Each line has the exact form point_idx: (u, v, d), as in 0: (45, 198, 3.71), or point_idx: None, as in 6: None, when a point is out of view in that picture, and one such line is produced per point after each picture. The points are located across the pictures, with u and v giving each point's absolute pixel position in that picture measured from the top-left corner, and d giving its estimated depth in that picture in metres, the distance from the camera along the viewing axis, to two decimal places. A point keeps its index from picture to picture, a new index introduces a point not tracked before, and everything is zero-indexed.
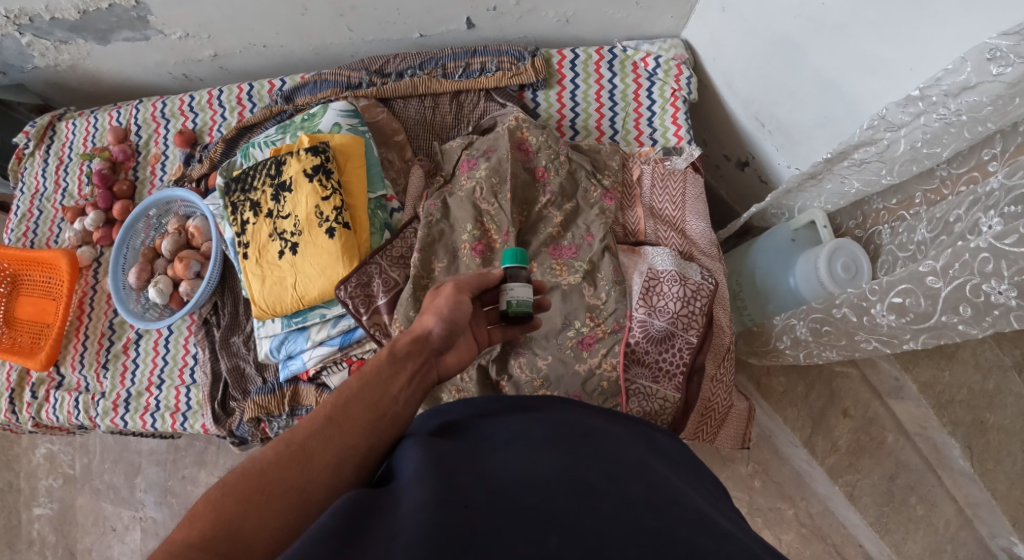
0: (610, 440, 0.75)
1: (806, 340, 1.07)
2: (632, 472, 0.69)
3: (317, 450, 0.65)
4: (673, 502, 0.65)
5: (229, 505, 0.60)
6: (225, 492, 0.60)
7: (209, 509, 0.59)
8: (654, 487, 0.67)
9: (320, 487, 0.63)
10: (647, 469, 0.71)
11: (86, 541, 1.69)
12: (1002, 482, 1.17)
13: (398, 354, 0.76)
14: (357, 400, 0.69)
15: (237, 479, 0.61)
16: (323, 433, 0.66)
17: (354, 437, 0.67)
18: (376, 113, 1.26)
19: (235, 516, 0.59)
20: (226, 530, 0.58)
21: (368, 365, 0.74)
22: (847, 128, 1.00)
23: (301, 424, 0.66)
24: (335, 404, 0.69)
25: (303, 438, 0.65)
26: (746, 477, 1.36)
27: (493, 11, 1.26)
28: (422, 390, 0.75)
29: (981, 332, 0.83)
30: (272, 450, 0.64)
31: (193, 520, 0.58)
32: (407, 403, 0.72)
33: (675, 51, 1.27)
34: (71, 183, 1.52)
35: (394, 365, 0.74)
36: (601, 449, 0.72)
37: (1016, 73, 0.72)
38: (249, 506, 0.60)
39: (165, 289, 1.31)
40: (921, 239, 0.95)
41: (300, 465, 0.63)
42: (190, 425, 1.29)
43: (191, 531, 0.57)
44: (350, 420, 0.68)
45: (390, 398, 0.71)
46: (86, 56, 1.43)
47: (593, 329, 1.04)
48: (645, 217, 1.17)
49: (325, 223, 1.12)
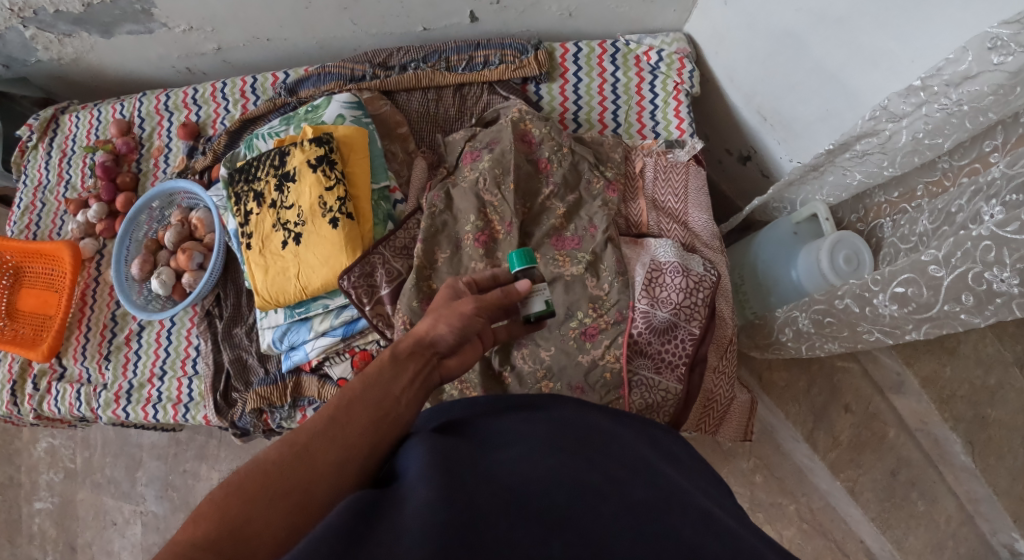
0: (614, 442, 0.75)
1: (808, 332, 1.07)
2: (636, 474, 0.69)
3: (319, 451, 0.64)
4: (676, 502, 0.65)
5: (232, 505, 0.59)
6: (229, 492, 0.60)
7: (213, 509, 0.59)
8: (658, 487, 0.67)
9: (323, 488, 0.63)
10: (652, 469, 0.71)
11: (86, 535, 1.69)
12: (1004, 478, 1.16)
13: (400, 355, 0.75)
14: (359, 401, 0.69)
15: (241, 480, 0.61)
16: (327, 433, 0.66)
17: (356, 437, 0.67)
18: (379, 106, 1.28)
19: (239, 516, 0.59)
20: (231, 530, 0.58)
21: (370, 365, 0.73)
22: (848, 119, 1.01)
23: (305, 424, 0.66)
24: (338, 404, 0.69)
25: (307, 438, 0.65)
26: (748, 472, 1.36)
27: (496, 4, 1.26)
28: (423, 391, 0.74)
29: (984, 321, 0.83)
30: (277, 450, 0.64)
31: (198, 519, 0.58)
32: (409, 404, 0.72)
33: (677, 45, 1.28)
34: (74, 175, 1.52)
35: (396, 366, 0.73)
36: (606, 451, 0.72)
37: (1017, 62, 0.72)
38: (253, 507, 0.60)
39: (168, 281, 1.32)
40: (923, 231, 0.96)
41: (303, 466, 0.63)
42: (191, 417, 1.29)
43: (196, 531, 0.58)
44: (352, 420, 0.68)
45: (393, 399, 0.71)
46: (90, 50, 1.44)
47: (595, 320, 1.05)
48: (647, 209, 1.17)
49: (328, 213, 1.12)
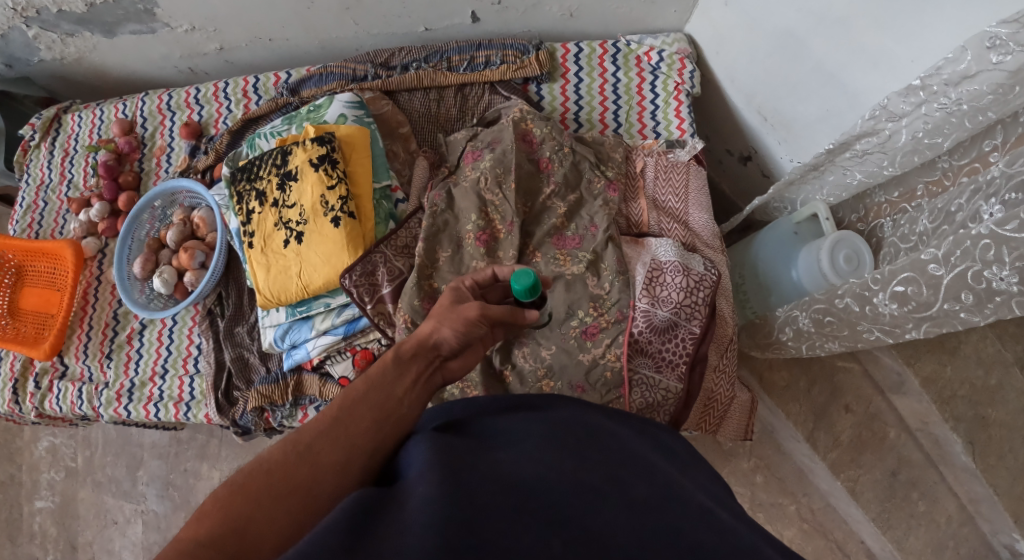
0: (615, 439, 0.75)
1: (809, 331, 1.08)
2: (637, 472, 0.69)
3: (322, 451, 0.65)
4: (677, 500, 0.66)
5: (236, 503, 0.60)
6: (232, 490, 0.60)
7: (217, 508, 0.59)
8: (658, 486, 0.68)
9: (326, 487, 0.63)
10: (652, 467, 0.71)
11: (87, 534, 1.69)
12: (1005, 478, 1.15)
13: (403, 357, 0.75)
14: (362, 402, 0.69)
15: (245, 479, 0.61)
16: (330, 433, 0.66)
17: (359, 437, 0.67)
18: (381, 106, 1.29)
19: (243, 515, 0.59)
20: (233, 528, 0.58)
21: (373, 367, 0.73)
22: (848, 119, 1.01)
23: (308, 424, 0.67)
24: (341, 405, 0.69)
25: (311, 438, 0.65)
26: (748, 472, 1.37)
27: (498, 4, 1.27)
28: (425, 393, 0.74)
29: (983, 320, 0.84)
30: (280, 449, 0.64)
31: (201, 518, 0.58)
32: (412, 405, 0.72)
33: (678, 45, 1.28)
34: (76, 174, 1.52)
35: (399, 367, 0.73)
36: (607, 449, 0.72)
37: (1017, 61, 0.72)
38: (256, 505, 0.60)
39: (170, 280, 1.32)
40: (923, 230, 0.96)
41: (306, 465, 0.63)
42: (193, 416, 1.29)
43: (199, 529, 0.58)
44: (355, 420, 0.68)
45: (395, 400, 0.71)
46: (92, 49, 1.44)
47: (596, 318, 1.05)
48: (648, 209, 1.17)
49: (330, 212, 1.12)
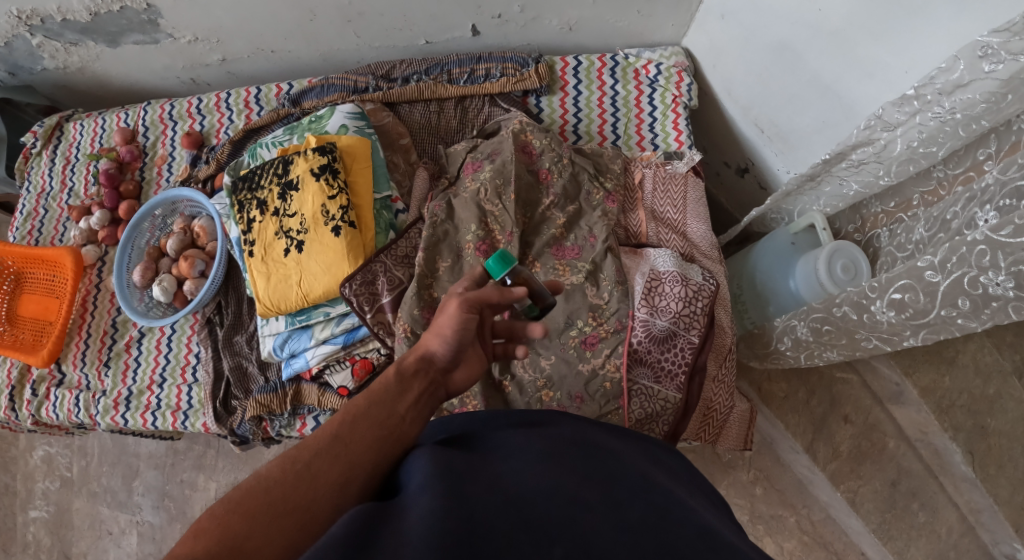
0: (617, 456, 0.75)
1: (807, 340, 1.08)
2: (635, 489, 0.68)
3: (321, 469, 0.65)
4: (676, 518, 0.65)
5: (232, 521, 0.59)
6: (229, 508, 0.60)
7: (214, 526, 0.59)
8: (658, 502, 0.67)
9: (324, 506, 0.64)
10: (652, 485, 0.70)
11: (81, 544, 1.68)
12: (1005, 488, 1.15)
13: (405, 373, 0.76)
14: (363, 419, 0.70)
15: (243, 496, 0.61)
16: (329, 452, 0.66)
17: (359, 455, 0.67)
18: (381, 117, 1.31)
19: (239, 534, 0.59)
20: (230, 545, 0.58)
21: (375, 383, 0.74)
22: (845, 131, 1.02)
23: (307, 441, 0.66)
24: (341, 421, 0.69)
25: (309, 456, 0.65)
26: (748, 484, 1.37)
27: (498, 18, 1.28)
28: (428, 408, 0.76)
29: (980, 326, 0.85)
30: (278, 466, 0.64)
31: (197, 535, 0.58)
32: (413, 422, 0.73)
33: (675, 59, 1.30)
34: (77, 183, 1.53)
35: (401, 383, 0.75)
36: (608, 465, 0.72)
37: (1008, 70, 0.73)
38: (252, 524, 0.60)
39: (170, 288, 1.33)
40: (919, 239, 0.98)
41: (305, 484, 0.64)
42: (191, 424, 1.29)
43: (195, 547, 0.57)
44: (355, 438, 0.68)
45: (397, 418, 0.72)
46: (95, 59, 1.45)
47: (595, 329, 1.05)
48: (646, 220, 1.18)
49: (331, 222, 1.13)
